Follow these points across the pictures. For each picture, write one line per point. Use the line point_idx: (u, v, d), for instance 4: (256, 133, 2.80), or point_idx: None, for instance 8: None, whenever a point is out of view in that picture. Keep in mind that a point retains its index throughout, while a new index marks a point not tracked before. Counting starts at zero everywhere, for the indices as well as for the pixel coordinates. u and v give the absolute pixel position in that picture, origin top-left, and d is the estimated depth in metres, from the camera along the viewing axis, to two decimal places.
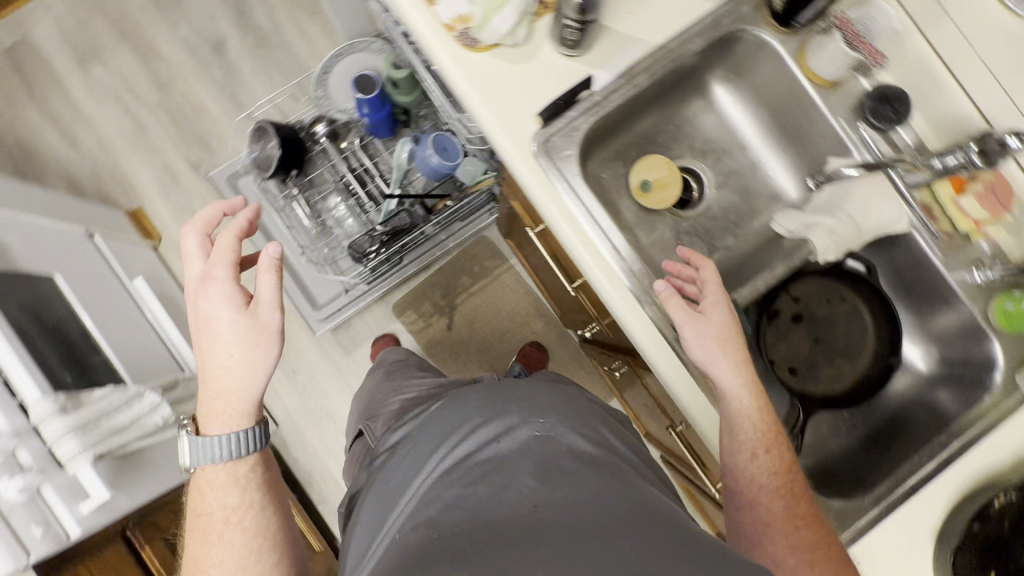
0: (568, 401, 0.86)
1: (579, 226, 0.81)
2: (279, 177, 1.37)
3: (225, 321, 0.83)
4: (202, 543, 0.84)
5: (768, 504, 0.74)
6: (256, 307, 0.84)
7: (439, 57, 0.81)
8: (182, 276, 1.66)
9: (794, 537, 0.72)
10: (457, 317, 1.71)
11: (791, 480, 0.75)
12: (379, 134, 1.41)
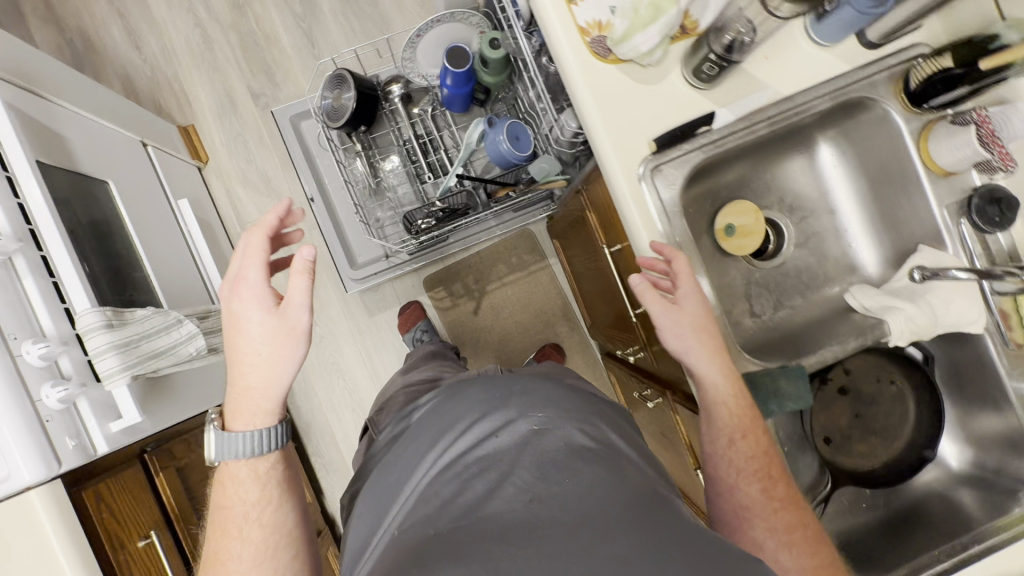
0: (576, 402, 0.84)
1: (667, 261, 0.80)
2: (346, 129, 1.34)
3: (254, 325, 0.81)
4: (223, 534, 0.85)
5: (747, 489, 0.76)
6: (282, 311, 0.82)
7: (566, 60, 0.80)
8: (221, 203, 1.64)
9: (774, 521, 0.74)
10: (484, 304, 1.71)
11: (767, 463, 0.76)
12: (452, 107, 1.38)
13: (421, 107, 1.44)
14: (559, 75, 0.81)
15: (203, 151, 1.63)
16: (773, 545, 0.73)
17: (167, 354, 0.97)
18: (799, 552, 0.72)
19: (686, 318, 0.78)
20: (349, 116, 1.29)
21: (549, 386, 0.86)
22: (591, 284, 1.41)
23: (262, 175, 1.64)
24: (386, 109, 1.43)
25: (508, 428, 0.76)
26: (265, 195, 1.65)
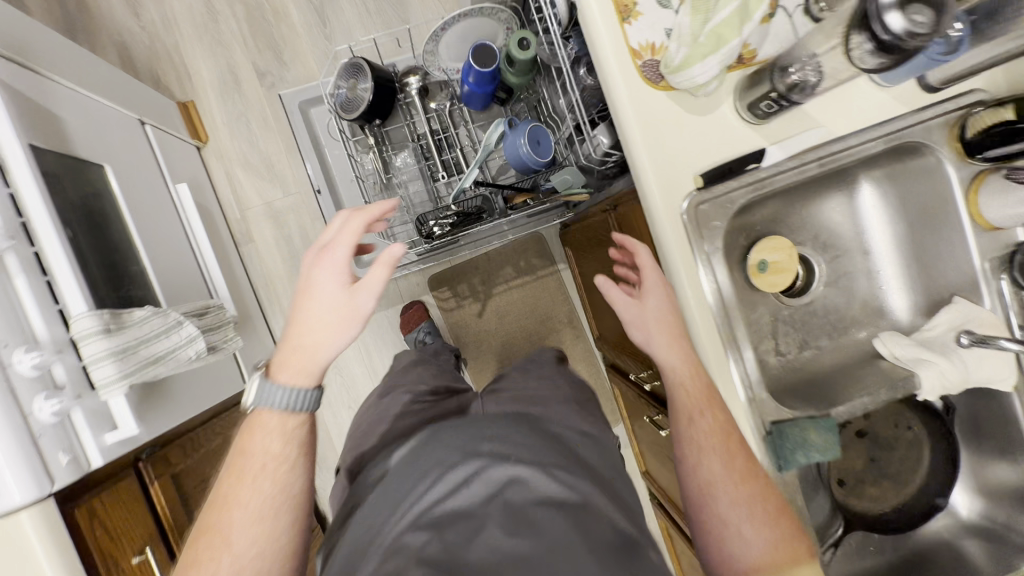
0: (540, 439, 0.79)
1: (706, 304, 0.77)
2: (360, 122, 1.28)
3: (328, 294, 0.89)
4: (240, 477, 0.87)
5: (713, 471, 0.74)
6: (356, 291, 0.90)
7: (614, 83, 0.74)
8: (221, 187, 1.56)
9: (740, 501, 0.72)
10: (489, 307, 1.67)
11: (729, 443, 0.74)
12: (472, 104, 1.33)
13: (439, 102, 1.38)
14: (605, 98, 0.76)
15: (203, 130, 1.54)
16: (740, 525, 0.72)
17: (183, 343, 0.97)
18: (761, 524, 0.71)
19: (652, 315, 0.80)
20: (365, 108, 1.23)
21: (514, 425, 0.81)
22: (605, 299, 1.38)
23: (265, 159, 1.57)
24: (402, 101, 1.36)
25: (482, 473, 0.70)
26: (266, 181, 1.57)
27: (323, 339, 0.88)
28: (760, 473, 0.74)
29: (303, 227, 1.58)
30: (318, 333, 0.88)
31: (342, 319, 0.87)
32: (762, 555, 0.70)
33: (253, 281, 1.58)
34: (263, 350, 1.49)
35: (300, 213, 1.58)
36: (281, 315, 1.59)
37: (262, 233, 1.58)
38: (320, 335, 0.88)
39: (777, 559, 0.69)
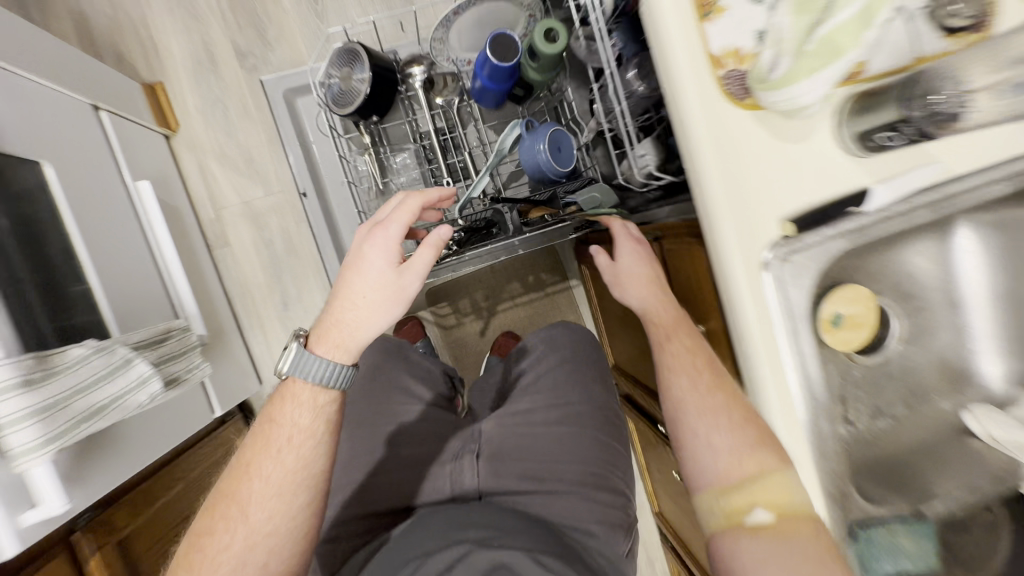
0: (531, 529, 0.81)
1: (784, 382, 0.61)
2: (355, 118, 1.10)
3: (376, 269, 0.89)
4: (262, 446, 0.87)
5: (682, 389, 0.70)
6: (404, 271, 0.89)
7: (687, 98, 0.58)
8: (193, 182, 1.38)
9: (707, 419, 0.67)
10: (493, 325, 1.50)
11: (698, 363, 0.70)
12: (484, 103, 1.17)
13: (446, 98, 1.21)
14: (672, 117, 0.59)
15: (173, 117, 1.35)
16: (709, 441, 0.66)
17: (154, 369, 0.86)
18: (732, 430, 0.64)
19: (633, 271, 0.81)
20: (360, 103, 1.05)
21: (507, 517, 0.83)
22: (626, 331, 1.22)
23: (244, 152, 1.38)
24: (403, 94, 1.18)
25: (470, 557, 0.73)
26: (244, 176, 1.39)
27: (370, 314, 0.89)
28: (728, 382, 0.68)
29: (286, 230, 1.41)
30: (366, 307, 0.89)
31: (390, 295, 0.89)
32: (728, 474, 0.64)
33: (227, 289, 1.41)
34: (236, 370, 1.32)
35: (282, 214, 1.40)
36: (258, 328, 1.42)
37: (239, 235, 1.40)
38: (368, 308, 0.89)
39: (735, 474, 0.63)
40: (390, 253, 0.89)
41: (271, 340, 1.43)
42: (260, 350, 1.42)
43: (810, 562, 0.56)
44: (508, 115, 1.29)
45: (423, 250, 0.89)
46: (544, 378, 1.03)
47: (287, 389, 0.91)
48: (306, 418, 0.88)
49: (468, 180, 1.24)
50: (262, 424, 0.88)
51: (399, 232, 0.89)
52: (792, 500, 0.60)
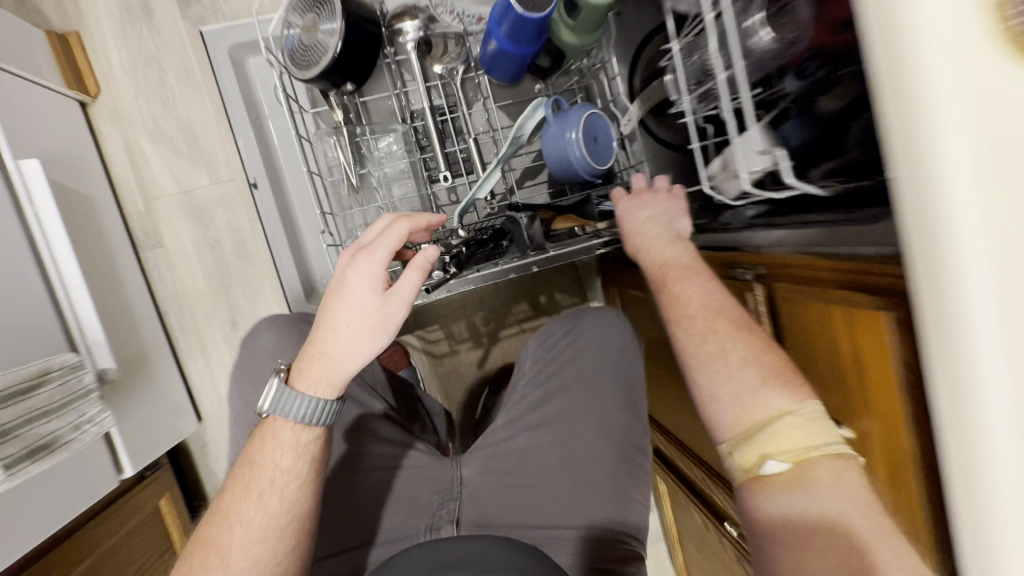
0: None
1: None
2: (322, 85, 0.81)
3: (357, 299, 0.67)
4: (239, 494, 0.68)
5: (679, 341, 0.59)
6: (389, 300, 0.67)
7: (957, 228, 0.28)
8: (116, 163, 1.08)
9: (708, 372, 0.56)
10: (493, 355, 1.22)
11: (699, 315, 0.59)
12: (498, 76, 0.90)
13: (448, 68, 0.93)
14: (913, 268, 0.30)
15: (92, 78, 1.05)
16: (715, 395, 0.56)
17: (6, 437, 0.66)
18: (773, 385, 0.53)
19: (638, 230, 0.66)
20: (328, 65, 0.76)
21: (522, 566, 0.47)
22: (665, 384, 0.93)
23: (183, 127, 1.07)
24: (390, 59, 0.89)
25: None
26: (183, 159, 1.08)
27: (353, 346, 0.67)
28: (734, 330, 0.57)
29: (236, 229, 1.11)
30: (347, 337, 0.67)
31: (373, 323, 0.67)
32: (738, 423, 0.54)
33: (160, 301, 1.11)
34: (163, 408, 1.03)
35: (231, 208, 1.10)
36: (199, 350, 1.13)
37: (176, 233, 1.10)
38: (349, 340, 0.67)
39: (749, 422, 0.53)
40: (374, 276, 0.67)
41: (214, 365, 1.14)
42: (200, 378, 1.14)
43: (839, 501, 0.47)
44: (526, 94, 0.99)
45: (410, 268, 0.66)
46: (548, 411, 0.85)
47: (270, 429, 0.71)
48: (287, 462, 0.70)
49: (470, 177, 0.96)
50: (242, 471, 0.70)
51: (385, 253, 0.67)
52: (808, 441, 0.50)
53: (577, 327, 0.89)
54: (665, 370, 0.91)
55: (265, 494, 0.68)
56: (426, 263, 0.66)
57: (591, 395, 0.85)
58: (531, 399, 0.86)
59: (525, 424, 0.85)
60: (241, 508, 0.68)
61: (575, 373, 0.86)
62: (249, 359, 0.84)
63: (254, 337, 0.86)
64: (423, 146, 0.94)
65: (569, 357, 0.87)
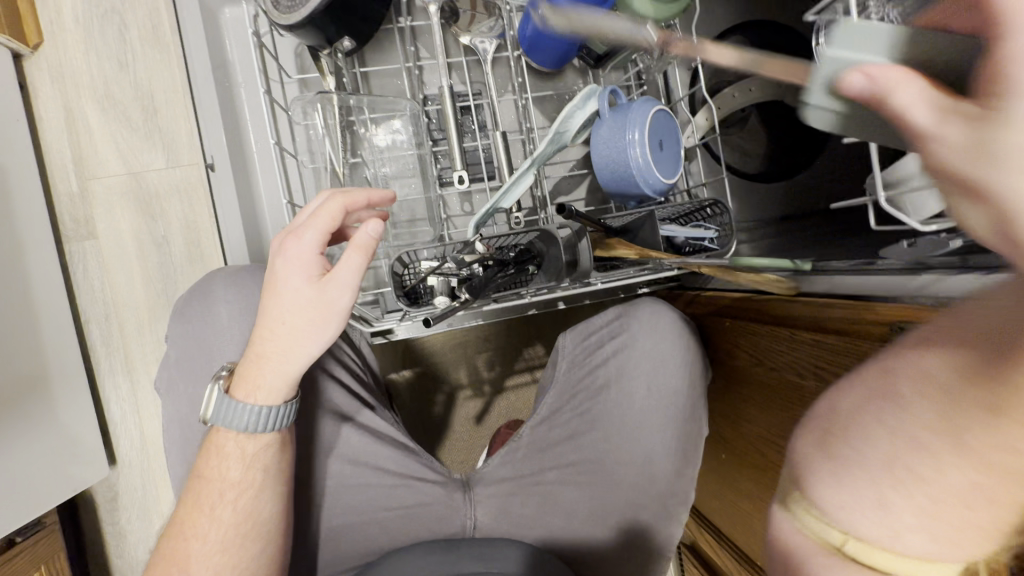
0: None
1: None
2: (312, 36, 0.60)
3: (285, 292, 0.47)
4: (190, 504, 0.50)
5: (913, 391, 0.24)
6: (326, 286, 0.46)
7: None
8: (51, 132, 0.87)
9: (887, 482, 0.24)
10: (496, 408, 0.98)
11: (1005, 486, 0.21)
12: (540, 60, 0.71)
13: (476, 40, 0.71)
14: None
15: (34, 27, 0.85)
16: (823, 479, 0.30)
17: None
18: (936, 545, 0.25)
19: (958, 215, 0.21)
20: (321, 5, 0.56)
21: None
22: (731, 475, 0.70)
23: (138, 95, 0.86)
24: (405, 23, 0.70)
25: None
26: (134, 133, 0.86)
27: (289, 350, 0.48)
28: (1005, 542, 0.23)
29: (191, 225, 0.88)
30: (279, 340, 0.48)
31: (312, 320, 0.47)
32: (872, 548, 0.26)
33: (82, 307, 0.88)
34: (57, 448, 0.78)
35: (187, 199, 0.87)
36: (124, 374, 0.89)
37: (115, 223, 0.88)
38: (283, 344, 0.48)
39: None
40: (305, 260, 0.47)
41: (139, 393, 0.89)
42: (120, 409, 0.89)
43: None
44: (567, 89, 0.78)
45: (352, 248, 0.46)
46: (584, 442, 0.64)
47: (208, 444, 0.51)
48: (237, 472, 0.50)
49: (492, 183, 0.75)
50: (192, 481, 0.51)
51: (316, 234, 0.46)
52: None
53: (629, 332, 0.66)
54: (734, 455, 0.68)
55: (218, 509, 0.50)
56: (373, 240, 0.45)
57: (640, 424, 0.64)
58: (563, 425, 0.64)
59: (558, 457, 0.63)
60: (195, 523, 0.50)
61: (622, 395, 0.65)
62: (199, 334, 0.58)
63: (203, 295, 0.59)
64: (434, 137, 0.73)
65: (615, 370, 0.65)
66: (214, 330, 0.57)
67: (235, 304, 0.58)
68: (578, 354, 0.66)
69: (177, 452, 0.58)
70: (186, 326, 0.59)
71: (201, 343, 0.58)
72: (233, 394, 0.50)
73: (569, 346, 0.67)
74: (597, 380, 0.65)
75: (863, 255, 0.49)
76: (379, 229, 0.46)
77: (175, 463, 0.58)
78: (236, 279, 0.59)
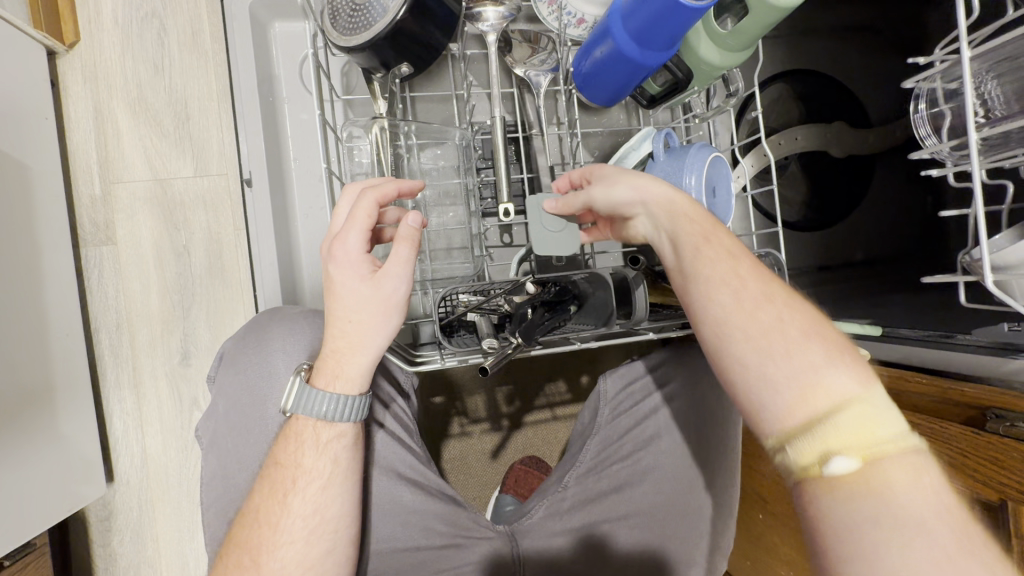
0: None
1: None
2: (370, 58, 0.58)
3: (339, 301, 0.45)
4: (270, 497, 0.48)
5: (711, 280, 0.42)
6: (381, 286, 0.44)
7: None
8: (77, 131, 0.84)
9: (739, 362, 0.39)
10: (513, 445, 0.94)
11: (752, 299, 0.40)
12: (593, 96, 0.67)
13: (530, 73, 0.70)
14: None
15: (71, 25, 0.83)
16: (724, 319, 0.40)
17: None
18: (800, 360, 0.37)
19: (619, 197, 0.47)
20: (385, 30, 0.54)
21: None
22: (767, 537, 0.67)
23: (172, 101, 0.84)
24: (458, 51, 0.68)
25: None
26: (164, 139, 0.84)
27: (353, 347, 0.46)
28: (796, 304, 0.39)
29: (213, 235, 0.85)
30: (343, 337, 0.46)
31: (371, 315, 0.45)
32: (794, 411, 0.36)
33: (93, 315, 0.85)
34: (58, 464, 0.74)
35: (213, 211, 0.85)
36: (130, 387, 0.85)
37: (134, 229, 0.85)
38: (348, 341, 0.46)
39: (751, 397, 0.38)
40: (353, 266, 0.44)
41: (143, 406, 0.85)
42: (122, 424, 0.85)
43: (962, 535, 0.31)
44: (613, 126, 0.77)
45: (398, 240, 0.44)
46: (635, 493, 0.61)
47: (285, 431, 0.49)
48: (311, 460, 0.48)
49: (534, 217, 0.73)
50: (267, 469, 0.49)
51: (358, 233, 0.44)
52: (883, 433, 0.34)
53: (676, 380, 0.63)
54: (773, 518, 0.65)
55: (291, 496, 0.47)
56: (417, 230, 0.44)
57: (691, 475, 0.61)
58: (612, 476, 0.62)
59: (606, 509, 0.60)
60: (272, 512, 0.47)
61: (676, 443, 0.62)
62: (254, 383, 0.55)
63: (260, 341, 0.56)
64: (478, 166, 0.70)
65: (664, 420, 0.62)
66: (272, 385, 0.54)
67: (294, 357, 0.54)
68: (621, 402, 0.64)
69: (211, 489, 0.55)
70: (240, 372, 0.56)
71: (257, 392, 0.54)
72: (314, 383, 0.48)
73: (610, 391, 0.64)
74: (646, 429, 0.62)
75: (940, 330, 0.48)
76: (420, 220, 0.44)
77: (206, 499, 0.55)
78: (294, 326, 0.56)
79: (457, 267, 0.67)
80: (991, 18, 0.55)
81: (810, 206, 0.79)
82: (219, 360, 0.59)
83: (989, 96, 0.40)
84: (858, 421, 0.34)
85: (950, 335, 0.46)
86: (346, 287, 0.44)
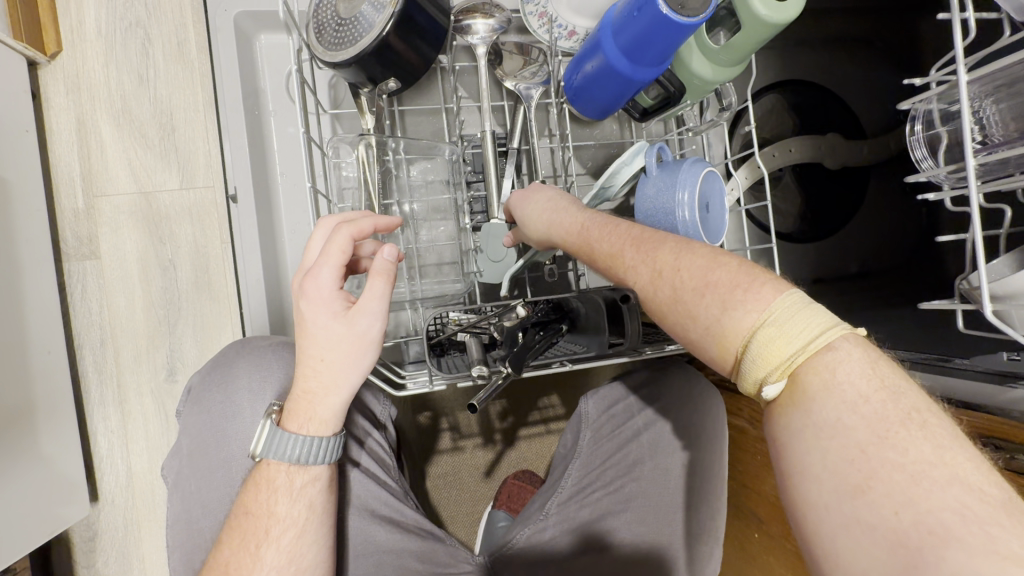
0: None
1: None
2: (357, 73, 0.57)
3: (312, 339, 0.43)
4: (243, 551, 0.46)
5: (620, 267, 0.43)
6: (354, 324, 0.43)
7: None
8: (59, 143, 0.82)
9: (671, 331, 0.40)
10: (507, 461, 0.92)
11: (650, 276, 0.41)
12: (584, 108, 0.66)
13: (521, 86, 0.69)
14: None
15: (53, 35, 0.81)
16: (644, 295, 0.41)
17: None
18: (706, 315, 0.37)
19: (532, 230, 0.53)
20: (371, 45, 0.53)
21: None
22: (761, 556, 0.66)
23: (156, 112, 0.82)
24: (447, 64, 0.67)
25: None
26: (148, 152, 0.82)
27: (327, 386, 0.45)
28: (688, 265, 0.39)
29: (199, 249, 0.83)
30: (317, 377, 0.45)
31: (344, 354, 0.44)
32: (725, 354, 0.36)
33: (77, 331, 0.83)
34: (40, 485, 0.72)
35: (199, 224, 0.83)
36: (115, 404, 0.83)
37: (119, 243, 0.83)
38: (321, 381, 0.45)
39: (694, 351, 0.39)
40: (327, 303, 0.43)
41: (128, 423, 0.83)
42: (107, 442, 0.83)
43: (884, 425, 0.30)
44: (605, 138, 0.76)
45: (372, 275, 0.43)
46: (616, 523, 0.60)
47: (255, 477, 0.48)
48: (285, 508, 0.47)
49: None
50: (235, 519, 0.47)
51: (331, 268, 0.43)
52: (793, 347, 0.33)
53: (660, 403, 0.64)
54: (768, 537, 0.64)
55: (263, 548, 0.46)
56: (393, 265, 0.42)
57: (674, 505, 0.61)
58: (593, 504, 0.61)
59: (591, 543, 0.59)
60: (244, 565, 0.46)
61: (658, 471, 0.62)
62: (218, 423, 0.54)
63: (224, 378, 0.55)
64: (468, 180, 0.69)
65: (647, 445, 0.62)
66: (235, 425, 0.54)
67: (260, 396, 0.54)
68: (603, 425, 0.65)
69: (175, 533, 0.54)
70: (206, 411, 0.55)
71: (221, 432, 0.54)
72: (286, 427, 0.46)
73: (592, 413, 0.65)
74: (629, 454, 0.62)
75: (936, 356, 0.48)
76: (396, 252, 0.43)
77: (170, 541, 0.54)
78: (258, 364, 0.55)
79: (448, 285, 0.65)
80: (987, 37, 0.55)
81: (805, 218, 0.78)
82: (186, 394, 0.57)
83: (987, 121, 0.40)
84: (767, 350, 0.33)
85: (948, 361, 0.46)
86: (319, 325, 0.43)
